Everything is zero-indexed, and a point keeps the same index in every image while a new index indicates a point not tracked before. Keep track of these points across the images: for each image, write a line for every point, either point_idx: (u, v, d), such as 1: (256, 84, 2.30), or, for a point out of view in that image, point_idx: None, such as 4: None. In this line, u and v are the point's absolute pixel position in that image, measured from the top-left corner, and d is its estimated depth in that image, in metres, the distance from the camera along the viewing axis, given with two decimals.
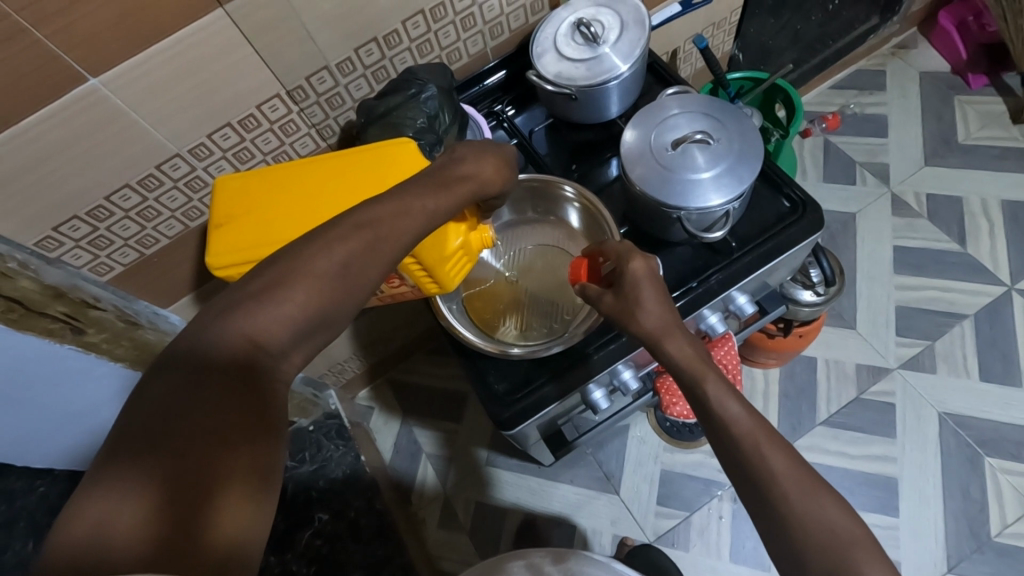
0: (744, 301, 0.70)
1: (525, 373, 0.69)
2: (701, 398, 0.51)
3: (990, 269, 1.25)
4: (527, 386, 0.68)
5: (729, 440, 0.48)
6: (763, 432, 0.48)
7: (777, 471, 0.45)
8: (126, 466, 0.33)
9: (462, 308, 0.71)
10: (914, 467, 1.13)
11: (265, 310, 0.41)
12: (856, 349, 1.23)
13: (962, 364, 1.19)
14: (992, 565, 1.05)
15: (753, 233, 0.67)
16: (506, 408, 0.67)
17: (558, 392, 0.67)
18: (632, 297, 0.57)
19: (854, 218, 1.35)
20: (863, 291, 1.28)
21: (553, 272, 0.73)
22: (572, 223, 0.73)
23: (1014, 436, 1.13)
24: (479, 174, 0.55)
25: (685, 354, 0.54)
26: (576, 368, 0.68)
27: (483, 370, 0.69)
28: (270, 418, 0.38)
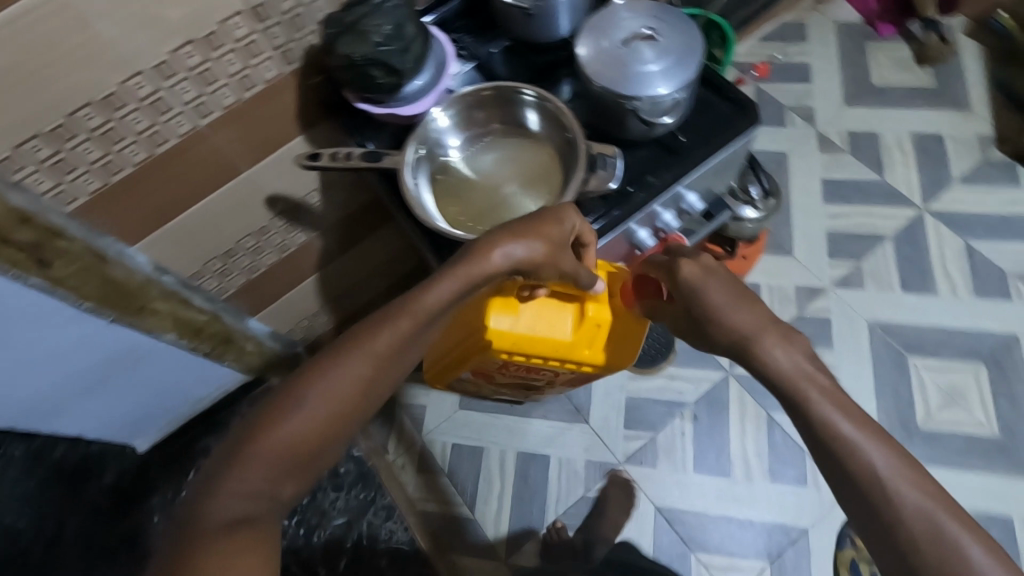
0: (694, 199, 0.78)
1: None
2: (819, 429, 0.55)
3: (905, 194, 1.39)
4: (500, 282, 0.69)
5: (853, 476, 0.52)
6: (907, 470, 0.51)
7: (908, 514, 0.50)
8: (216, 460, 0.52)
9: (443, 214, 0.70)
10: (852, 373, 1.24)
11: (356, 361, 0.55)
12: (796, 274, 1.34)
13: (887, 280, 1.31)
14: (920, 450, 1.17)
15: (701, 131, 0.73)
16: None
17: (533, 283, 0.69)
18: (705, 305, 0.61)
19: (786, 156, 1.46)
20: (799, 221, 1.38)
21: (522, 171, 0.72)
22: (528, 126, 0.72)
23: (934, 338, 1.25)
24: (512, 254, 0.61)
25: (792, 365, 0.58)
26: None
27: None
28: (321, 454, 0.54)
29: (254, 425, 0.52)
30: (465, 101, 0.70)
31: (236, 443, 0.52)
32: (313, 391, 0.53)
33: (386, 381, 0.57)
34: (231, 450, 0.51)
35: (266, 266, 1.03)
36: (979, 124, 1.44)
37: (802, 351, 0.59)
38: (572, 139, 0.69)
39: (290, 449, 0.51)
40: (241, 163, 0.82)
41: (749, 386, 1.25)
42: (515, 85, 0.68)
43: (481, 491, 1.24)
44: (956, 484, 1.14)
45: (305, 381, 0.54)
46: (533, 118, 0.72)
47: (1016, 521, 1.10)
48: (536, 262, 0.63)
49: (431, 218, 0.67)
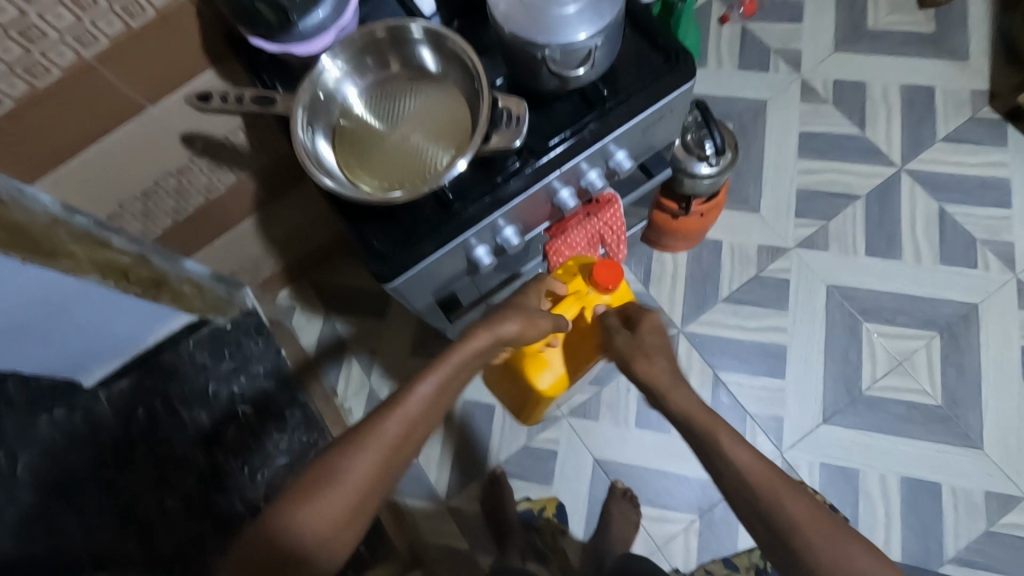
0: (622, 157, 0.72)
1: (408, 225, 0.66)
2: (714, 446, 0.61)
3: (884, 151, 1.31)
4: (402, 242, 0.65)
5: (745, 483, 0.57)
6: (802, 500, 0.55)
7: (798, 519, 0.54)
8: (239, 553, 0.49)
9: (347, 176, 0.64)
10: (802, 336, 1.23)
11: (392, 427, 0.54)
12: (759, 232, 1.29)
13: (851, 242, 1.27)
14: (860, 415, 1.17)
15: (629, 81, 0.67)
16: (389, 264, 0.65)
17: (438, 243, 0.65)
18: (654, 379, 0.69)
19: (764, 105, 1.37)
20: (769, 177, 1.32)
21: (430, 120, 0.65)
22: (428, 69, 0.66)
23: (890, 304, 1.23)
24: (497, 332, 0.67)
25: (693, 404, 0.65)
26: (448, 223, 0.65)
27: (363, 229, 0.66)
28: (354, 536, 0.51)
29: (280, 516, 0.50)
30: (359, 41, 0.63)
31: (259, 534, 0.49)
32: (356, 459, 0.52)
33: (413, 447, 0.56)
34: (255, 540, 0.49)
35: (194, 207, 0.99)
36: (973, 77, 1.34)
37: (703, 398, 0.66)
38: (475, 83, 0.62)
39: (337, 527, 0.49)
40: (144, 98, 0.76)
41: (698, 345, 1.24)
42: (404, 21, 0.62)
43: (425, 436, 1.26)
44: (891, 450, 1.15)
45: (330, 464, 0.52)
46: (434, 59, 0.65)
47: (945, 487, 1.12)
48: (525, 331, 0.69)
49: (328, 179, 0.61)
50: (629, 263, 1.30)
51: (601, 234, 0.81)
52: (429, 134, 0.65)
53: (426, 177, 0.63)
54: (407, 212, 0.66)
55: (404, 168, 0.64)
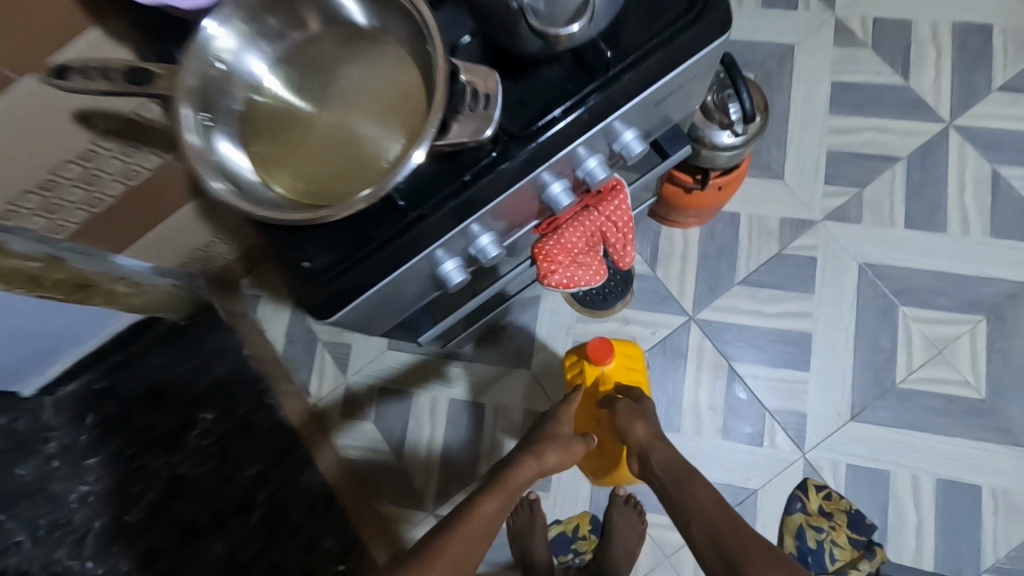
0: (631, 138, 0.55)
1: (348, 239, 0.50)
2: (686, 486, 0.74)
3: (930, 104, 1.13)
4: (338, 262, 0.50)
5: (708, 514, 0.71)
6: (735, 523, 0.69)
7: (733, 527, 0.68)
8: None
9: (266, 181, 0.47)
10: (828, 322, 1.09)
11: (457, 545, 0.64)
12: (781, 203, 1.12)
13: (888, 213, 1.11)
14: (892, 410, 1.05)
15: (640, 34, 0.49)
16: (323, 293, 0.50)
17: (387, 266, 0.50)
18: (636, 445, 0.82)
19: (791, 51, 1.17)
20: (794, 138, 1.14)
21: (370, 95, 0.47)
22: (359, 25, 0.48)
23: (930, 284, 1.08)
24: (541, 463, 0.80)
25: (663, 457, 0.79)
26: (402, 237, 0.49)
27: (289, 245, 0.50)
28: None
29: None
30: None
31: None
32: None
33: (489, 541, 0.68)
34: None
35: (111, 197, 0.81)
36: None
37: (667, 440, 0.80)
38: (426, 44, 0.45)
39: None
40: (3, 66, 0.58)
41: (711, 334, 1.10)
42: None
43: (410, 436, 1.16)
44: (927, 449, 1.03)
45: None
46: (366, 11, 0.48)
47: (985, 489, 1.01)
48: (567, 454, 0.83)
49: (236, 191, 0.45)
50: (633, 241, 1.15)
51: (603, 232, 0.64)
52: (369, 114, 0.47)
53: (371, 178, 0.46)
54: (344, 221, 0.50)
55: (336, 162, 0.47)
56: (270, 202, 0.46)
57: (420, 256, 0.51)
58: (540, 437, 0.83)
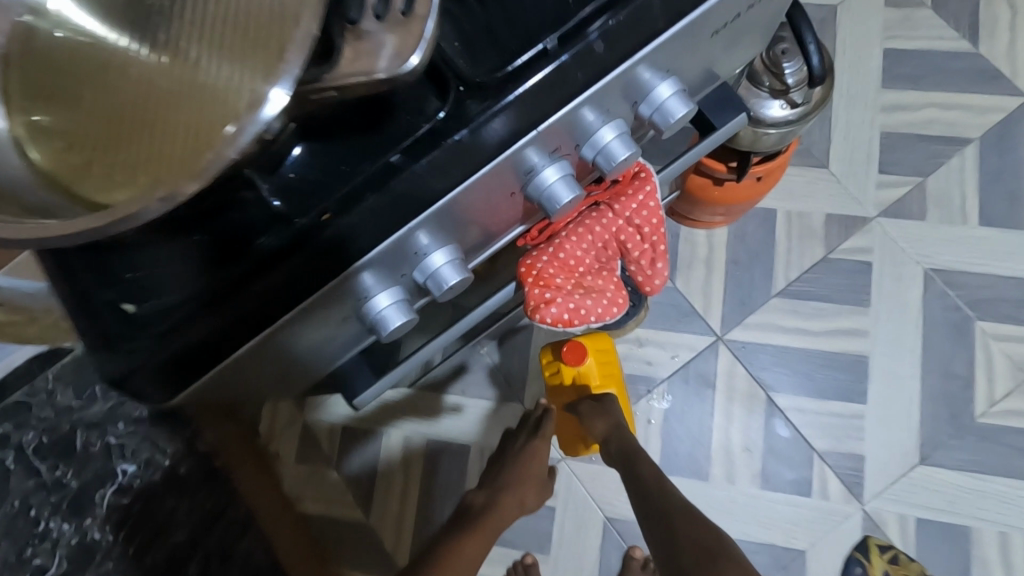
0: (668, 95, 0.35)
1: (194, 264, 0.30)
2: (639, 480, 0.65)
3: (1005, 75, 0.93)
4: (180, 304, 0.30)
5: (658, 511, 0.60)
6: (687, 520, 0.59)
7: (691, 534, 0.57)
8: None
9: (26, 153, 0.27)
10: (888, 342, 0.89)
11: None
12: (826, 197, 0.92)
13: (957, 207, 0.91)
14: (970, 451, 0.85)
15: None
16: (160, 355, 0.30)
17: (262, 308, 0.30)
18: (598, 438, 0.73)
19: (834, 13, 0.97)
20: (841, 117, 0.94)
21: (222, 15, 0.27)
22: None
23: (1013, 295, 0.88)
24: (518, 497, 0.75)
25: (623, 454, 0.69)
26: (284, 260, 0.29)
27: (99, 268, 0.30)
28: None
29: None
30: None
31: None
32: None
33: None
34: None
35: None
36: None
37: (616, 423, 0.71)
38: None
39: None
40: None
41: (743, 356, 0.90)
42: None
43: (379, 484, 0.96)
44: (1014, 499, 0.83)
45: None
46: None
47: None
48: (541, 488, 0.79)
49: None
50: None
51: (620, 242, 0.44)
52: (219, 47, 0.27)
53: (203, 146, 0.24)
54: (195, 236, 0.30)
55: (157, 133, 0.27)
56: (21, 196, 0.26)
57: (323, 290, 0.31)
58: (515, 475, 0.76)
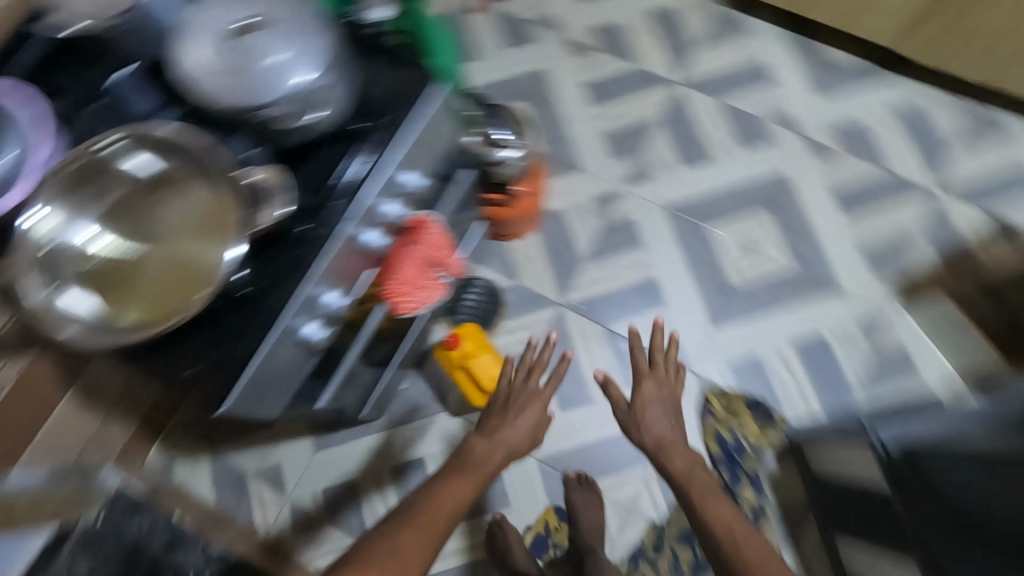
0: (414, 178, 0.67)
1: (214, 332, 0.59)
2: (692, 478, 0.86)
3: (659, 73, 1.41)
4: (215, 353, 0.59)
5: (684, 486, 0.85)
6: (728, 510, 0.81)
7: (722, 519, 0.80)
8: None
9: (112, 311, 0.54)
10: (665, 262, 1.29)
11: (426, 521, 0.70)
12: (588, 187, 1.34)
13: (668, 161, 1.35)
14: (740, 307, 1.25)
15: (383, 95, 0.64)
16: (200, 390, 0.58)
17: (251, 344, 0.58)
18: (641, 417, 0.93)
19: (543, 73, 1.42)
20: (575, 135, 1.38)
21: (187, 220, 0.56)
22: (161, 172, 0.57)
23: (723, 201, 1.32)
24: (509, 446, 0.87)
25: (677, 465, 0.88)
26: (251, 309, 0.59)
27: (169, 356, 0.59)
28: None
29: None
30: (69, 178, 0.56)
31: None
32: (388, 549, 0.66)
33: (447, 533, 0.72)
34: None
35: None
36: None
37: (665, 417, 0.92)
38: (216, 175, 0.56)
39: None
40: None
41: (581, 310, 1.27)
42: (114, 138, 0.56)
43: (368, 519, 1.20)
44: (775, 325, 1.24)
45: None
46: (164, 162, 0.57)
47: (829, 336, 1.22)
48: (533, 437, 0.92)
49: (91, 330, 0.53)
50: (488, 264, 1.30)
51: (430, 257, 0.76)
52: (188, 232, 0.56)
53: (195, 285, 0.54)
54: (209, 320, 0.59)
55: (171, 279, 0.55)
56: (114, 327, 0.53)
57: (275, 330, 0.59)
58: (509, 427, 0.89)
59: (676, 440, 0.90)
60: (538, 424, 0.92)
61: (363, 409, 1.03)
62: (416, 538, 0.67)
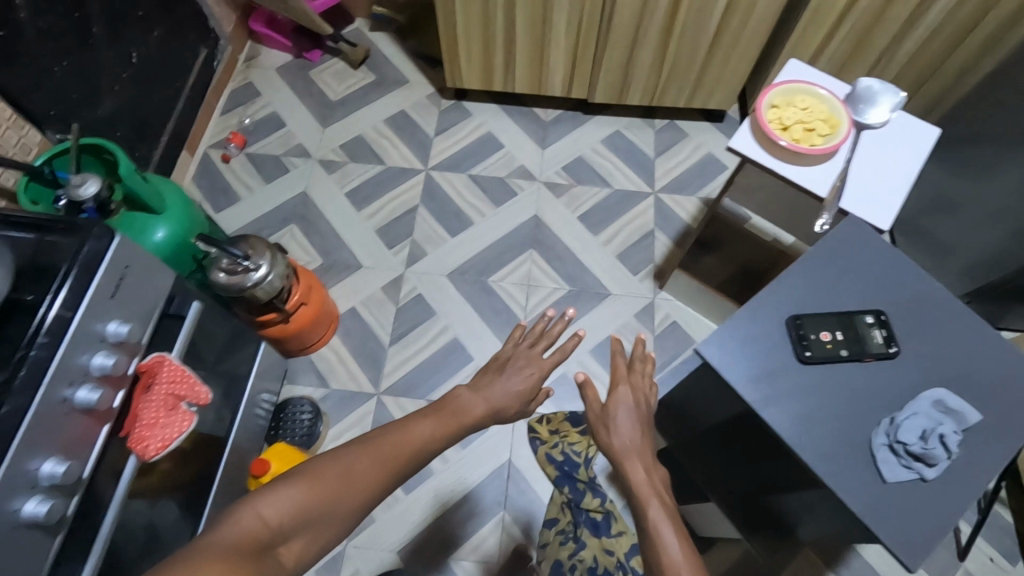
0: (116, 326, 0.71)
1: None
2: (648, 491, 0.74)
3: (408, 166, 1.59)
4: None
5: (645, 506, 0.72)
6: (688, 548, 0.67)
7: (668, 544, 0.67)
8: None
9: None
10: (461, 321, 1.39)
11: (391, 447, 0.68)
12: (373, 279, 1.44)
13: (438, 235, 1.49)
14: None
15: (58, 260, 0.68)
16: None
17: None
18: (613, 420, 0.83)
19: (306, 194, 1.54)
20: (349, 238, 1.49)
21: None
22: None
23: (494, 253, 1.48)
24: (494, 409, 0.82)
25: (638, 478, 0.76)
26: None
27: None
28: (303, 535, 0.59)
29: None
30: None
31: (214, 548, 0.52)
32: (350, 461, 0.64)
33: (412, 466, 0.69)
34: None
35: None
36: (422, 88, 1.71)
37: (636, 419, 0.84)
38: None
39: (283, 534, 0.57)
40: None
41: (399, 392, 1.32)
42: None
43: None
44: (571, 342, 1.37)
45: (284, 494, 0.59)
46: None
47: (616, 335, 1.38)
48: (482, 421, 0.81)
49: None
50: (298, 381, 1.33)
51: (174, 393, 0.79)
52: None
53: None
54: None
55: None
56: None
57: None
58: (495, 389, 0.84)
59: (642, 446, 0.80)
60: (518, 401, 0.85)
61: None
62: (378, 469, 0.65)
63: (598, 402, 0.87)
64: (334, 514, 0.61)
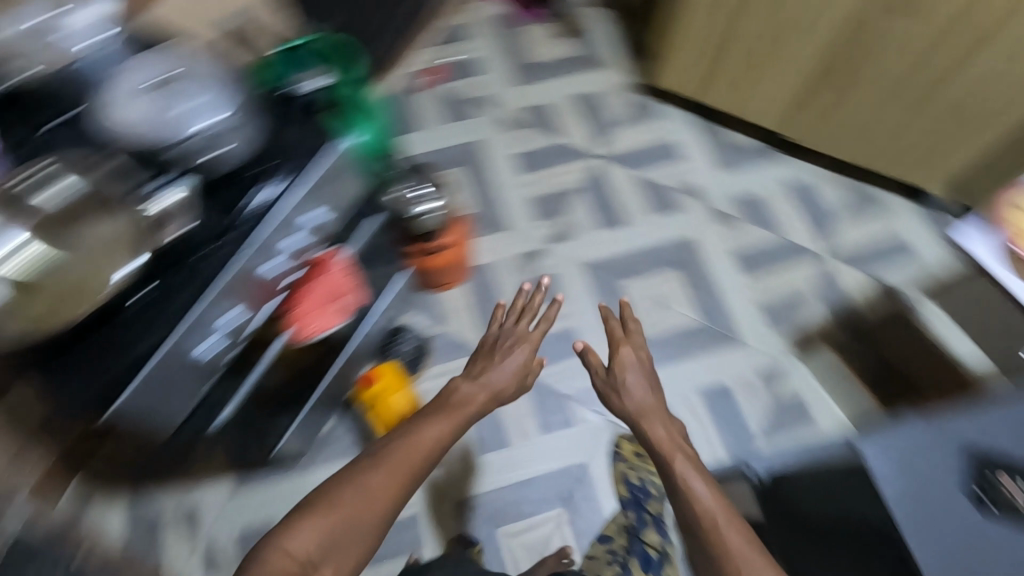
0: (317, 215, 0.77)
1: (105, 346, 0.63)
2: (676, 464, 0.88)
3: (580, 147, 1.58)
4: (104, 365, 0.63)
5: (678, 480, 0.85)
6: (724, 516, 0.79)
7: (705, 506, 0.80)
8: None
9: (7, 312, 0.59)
10: (582, 314, 1.38)
11: (397, 454, 0.77)
12: (512, 244, 1.46)
13: (588, 223, 1.48)
14: (650, 356, 1.34)
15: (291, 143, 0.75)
16: (89, 398, 0.62)
17: (143, 357, 0.63)
18: (621, 379, 1.04)
19: (478, 143, 1.58)
20: (503, 197, 1.51)
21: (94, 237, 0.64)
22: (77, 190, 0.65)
23: (635, 259, 1.44)
24: (491, 388, 0.97)
25: (658, 437, 0.94)
26: (145, 324, 0.65)
27: (56, 368, 0.62)
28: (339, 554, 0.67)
29: None
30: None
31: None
32: (362, 476, 0.73)
33: (425, 467, 0.79)
34: None
35: None
36: (620, 75, 1.68)
37: (647, 390, 1.02)
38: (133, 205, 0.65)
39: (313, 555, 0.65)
40: None
41: None
42: (44, 163, 0.65)
43: None
44: (684, 373, 1.32)
45: (307, 526, 0.67)
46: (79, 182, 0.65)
47: (730, 384, 1.31)
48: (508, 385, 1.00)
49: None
50: (415, 312, 1.39)
51: (333, 291, 0.86)
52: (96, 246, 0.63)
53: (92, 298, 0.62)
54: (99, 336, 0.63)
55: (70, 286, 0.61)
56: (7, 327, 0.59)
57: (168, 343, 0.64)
58: (514, 336, 1.05)
59: (647, 412, 0.99)
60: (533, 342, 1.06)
61: (277, 442, 1.08)
62: (391, 478, 0.73)
63: (610, 367, 1.07)
64: (354, 533, 0.68)
